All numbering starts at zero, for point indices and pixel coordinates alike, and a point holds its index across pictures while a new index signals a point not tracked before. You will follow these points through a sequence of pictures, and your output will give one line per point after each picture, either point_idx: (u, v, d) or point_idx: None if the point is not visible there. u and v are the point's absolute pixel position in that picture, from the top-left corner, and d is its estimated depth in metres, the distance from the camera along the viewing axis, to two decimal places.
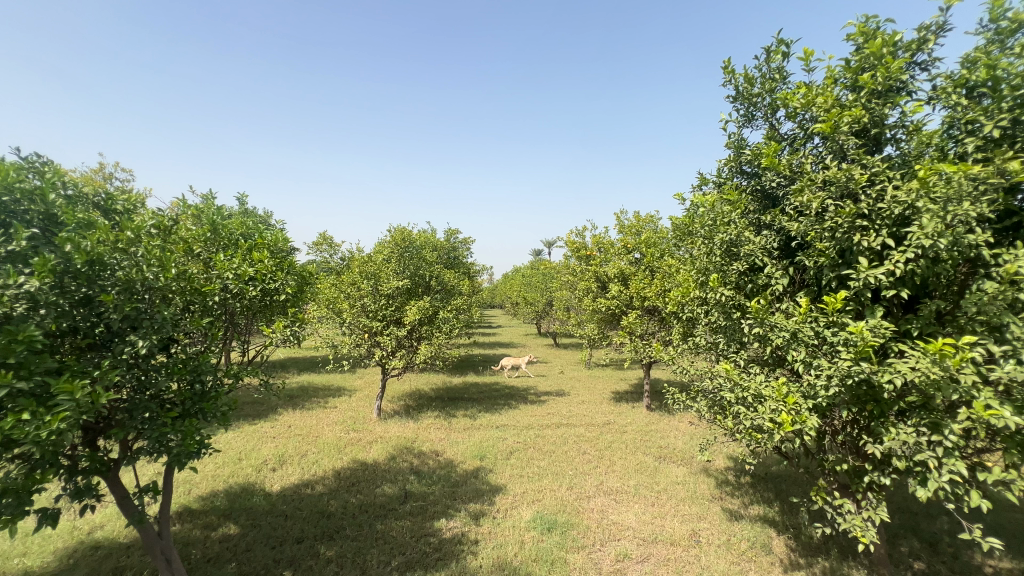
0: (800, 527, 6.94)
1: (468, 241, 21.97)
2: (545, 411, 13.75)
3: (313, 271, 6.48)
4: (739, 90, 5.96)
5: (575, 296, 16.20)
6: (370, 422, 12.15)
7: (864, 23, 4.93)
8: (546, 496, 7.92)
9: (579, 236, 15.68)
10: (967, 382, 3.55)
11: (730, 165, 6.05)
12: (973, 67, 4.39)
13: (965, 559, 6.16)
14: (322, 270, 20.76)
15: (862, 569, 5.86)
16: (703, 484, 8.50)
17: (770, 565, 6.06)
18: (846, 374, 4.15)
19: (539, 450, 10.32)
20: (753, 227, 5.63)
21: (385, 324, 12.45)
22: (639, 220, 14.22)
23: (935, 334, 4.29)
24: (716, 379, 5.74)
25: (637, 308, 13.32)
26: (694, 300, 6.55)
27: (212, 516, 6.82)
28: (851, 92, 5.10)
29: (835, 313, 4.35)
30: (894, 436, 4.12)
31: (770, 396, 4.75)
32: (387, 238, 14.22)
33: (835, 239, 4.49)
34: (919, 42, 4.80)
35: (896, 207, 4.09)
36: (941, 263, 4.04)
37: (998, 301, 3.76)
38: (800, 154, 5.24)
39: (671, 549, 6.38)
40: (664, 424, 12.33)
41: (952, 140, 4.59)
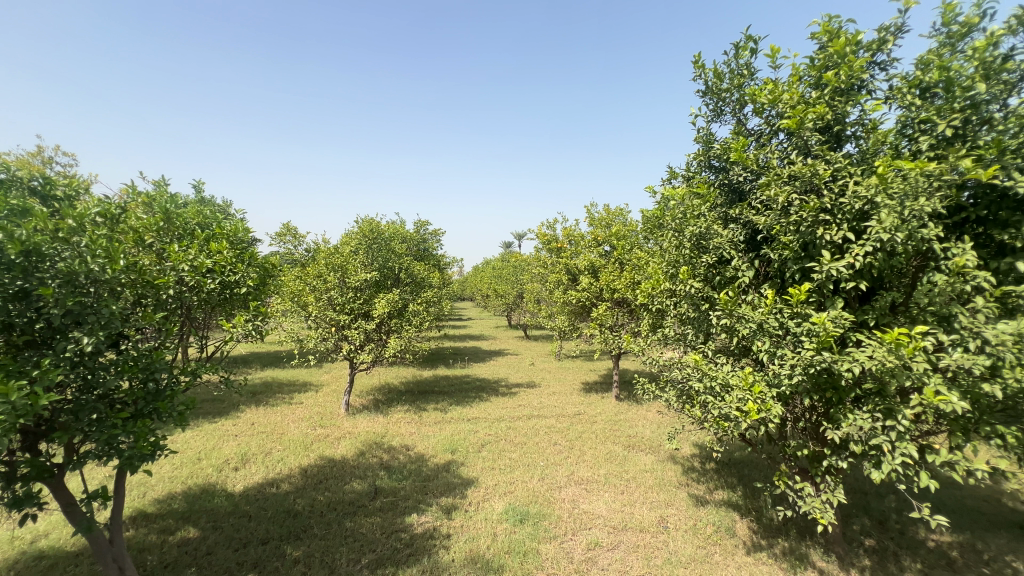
0: (761, 510, 7.26)
1: (438, 233, 21.83)
2: (515, 403, 13.80)
3: (276, 263, 6.23)
4: (708, 85, 6.08)
5: (545, 288, 16.29)
6: (338, 418, 11.89)
7: (827, 23, 5.10)
8: (517, 488, 7.98)
9: (550, 229, 15.74)
10: (918, 369, 3.77)
11: (699, 160, 6.18)
12: (926, 69, 4.62)
13: (911, 534, 6.61)
14: (286, 262, 20.15)
15: (819, 548, 6.18)
16: (670, 471, 8.76)
17: (733, 547, 6.31)
18: (808, 363, 4.33)
19: (511, 442, 10.36)
20: (720, 221, 5.79)
21: (353, 316, 12.19)
22: (609, 213, 14.40)
23: (889, 325, 4.54)
24: (684, 369, 5.88)
25: (607, 300, 13.51)
26: (664, 292, 6.69)
27: (170, 520, 6.53)
28: (814, 90, 5.28)
29: (799, 305, 4.52)
30: (851, 422, 4.34)
31: (737, 386, 4.90)
32: (355, 229, 13.88)
33: (799, 233, 4.66)
34: (879, 43, 5.01)
35: (857, 201, 4.27)
36: (896, 257, 4.25)
37: (947, 293, 4.00)
38: (766, 149, 5.41)
39: (640, 536, 6.55)
40: (632, 414, 12.59)
41: (906, 139, 4.83)
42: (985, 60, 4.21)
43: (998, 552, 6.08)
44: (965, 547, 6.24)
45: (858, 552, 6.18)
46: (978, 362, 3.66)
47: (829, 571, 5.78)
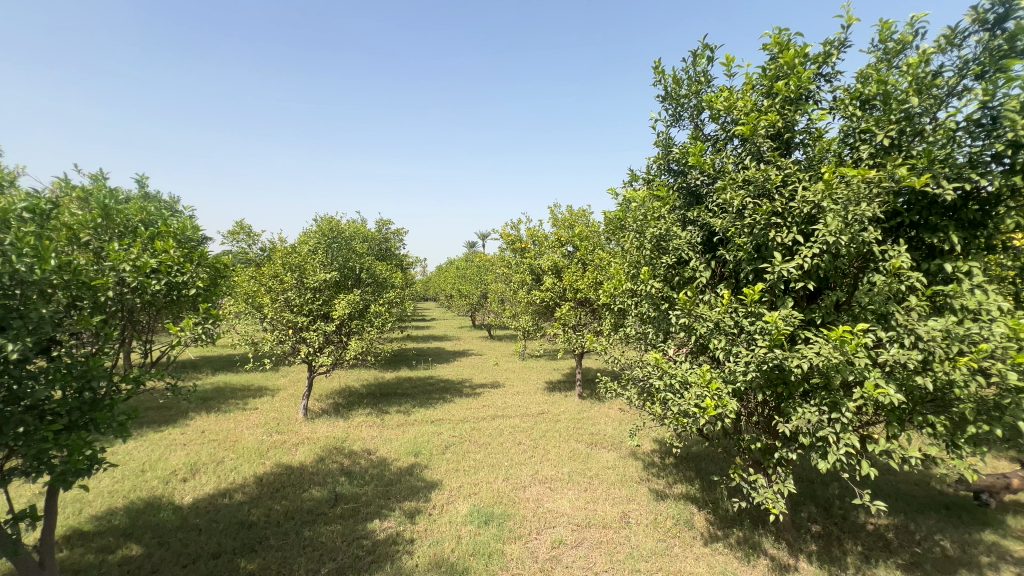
0: (718, 502, 7.54)
1: (400, 232, 21.52)
2: (480, 403, 13.77)
3: (229, 262, 5.90)
4: (667, 91, 6.27)
5: (509, 288, 16.33)
6: (296, 423, 11.48)
7: (778, 35, 5.36)
8: (482, 489, 7.96)
9: (513, 229, 15.80)
10: (861, 364, 4.01)
11: (658, 163, 6.36)
12: (866, 82, 4.93)
13: (853, 519, 7.05)
14: (239, 261, 19.29)
15: (770, 536, 6.49)
16: (632, 467, 8.97)
17: (692, 539, 6.52)
18: (761, 360, 4.53)
19: (475, 443, 10.32)
20: (680, 223, 5.98)
21: (312, 318, 11.81)
22: (572, 214, 14.61)
23: (834, 323, 4.82)
24: (645, 367, 6.03)
25: (570, 300, 13.68)
26: (625, 292, 6.84)
27: (110, 538, 6.10)
28: (767, 99, 5.54)
29: (753, 304, 4.72)
30: (801, 416, 4.57)
31: (695, 383, 5.06)
32: (313, 228, 13.46)
33: (753, 235, 4.88)
34: (825, 56, 5.31)
35: (806, 206, 4.51)
36: (841, 258, 4.51)
37: (885, 292, 4.29)
38: (722, 154, 5.63)
39: (603, 532, 6.67)
40: (595, 412, 12.81)
41: (848, 148, 5.15)
42: (918, 76, 4.53)
43: (928, 533, 6.58)
44: (900, 529, 6.72)
45: (806, 538, 6.53)
46: (911, 356, 3.95)
47: (780, 558, 6.08)
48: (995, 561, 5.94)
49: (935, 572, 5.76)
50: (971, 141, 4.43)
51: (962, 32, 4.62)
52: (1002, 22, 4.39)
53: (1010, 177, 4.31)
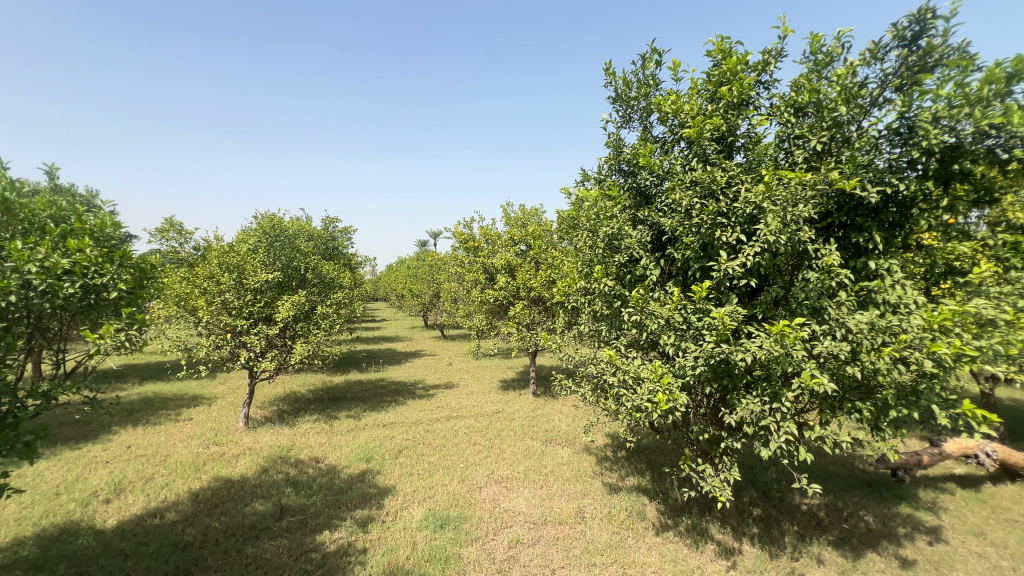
0: (667, 492, 7.84)
1: (348, 231, 20.85)
2: (433, 405, 13.57)
3: (156, 262, 5.46)
4: (618, 92, 6.43)
5: (462, 288, 16.19)
6: (236, 433, 10.82)
7: (721, 42, 5.63)
8: (437, 492, 7.85)
9: (466, 228, 15.70)
10: (798, 357, 4.29)
11: (610, 163, 6.50)
12: (799, 91, 5.28)
13: (789, 500, 7.55)
14: (170, 261, 17.95)
15: (716, 522, 6.83)
16: (585, 462, 9.16)
17: (644, 530, 6.74)
18: (709, 354, 4.74)
19: (429, 445, 10.15)
20: (630, 222, 6.15)
21: (253, 321, 11.17)
22: (524, 213, 14.72)
23: (773, 317, 5.12)
24: (599, 364, 6.16)
25: (524, 298, 13.77)
26: (578, 290, 6.96)
27: (16, 572, 5.47)
28: (711, 103, 5.80)
29: (700, 301, 4.94)
30: (745, 407, 4.83)
31: (648, 378, 5.22)
32: (253, 225, 12.76)
33: (700, 234, 5.10)
34: (764, 65, 5.63)
35: (748, 206, 4.75)
36: (779, 256, 4.80)
37: (819, 288, 4.61)
38: (670, 156, 5.86)
39: (559, 529, 6.75)
40: (549, 409, 12.95)
41: (784, 152, 5.49)
42: (846, 86, 4.89)
43: (853, 509, 7.17)
44: (830, 508, 7.27)
45: (748, 522, 6.92)
46: (842, 348, 4.27)
47: (726, 542, 6.41)
48: (910, 532, 6.56)
49: (860, 546, 6.28)
50: (890, 148, 4.85)
51: (884, 47, 5.03)
52: (917, 39, 4.82)
53: (922, 182, 4.76)
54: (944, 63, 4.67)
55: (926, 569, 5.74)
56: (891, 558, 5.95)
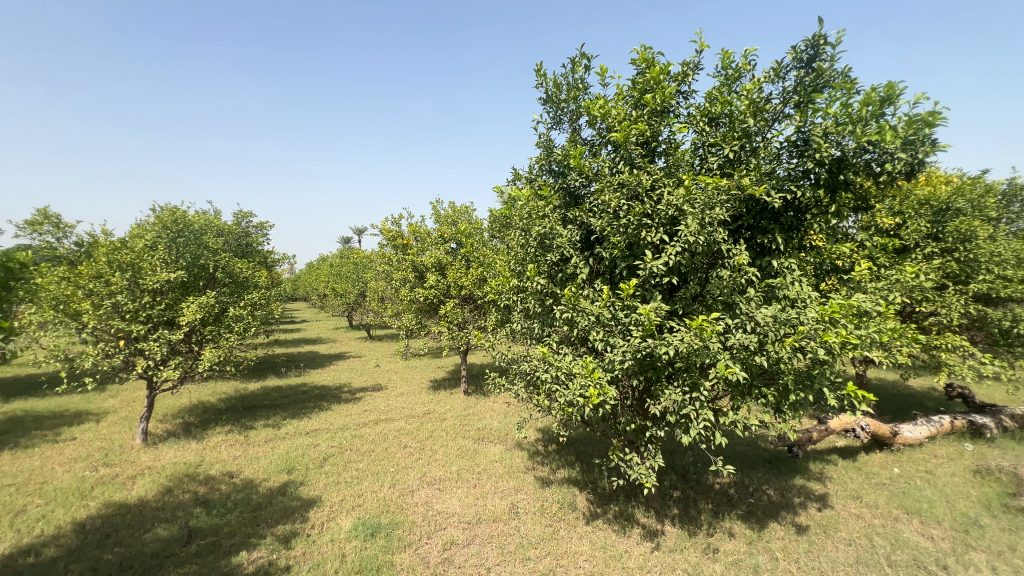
0: (596, 482, 8.16)
1: (263, 226, 19.42)
2: (360, 408, 13.04)
3: (26, 261, 4.71)
4: (549, 94, 6.57)
5: (390, 287, 15.69)
6: (131, 452, 9.66)
7: (644, 52, 5.94)
8: (366, 499, 7.56)
9: (394, 224, 15.23)
10: (714, 349, 4.64)
11: (540, 164, 6.63)
12: (713, 102, 5.71)
13: (704, 481, 8.19)
14: (44, 258, 15.64)
15: (641, 507, 7.23)
16: (517, 458, 9.29)
17: (575, 520, 6.97)
18: (636, 349, 4.99)
19: (357, 452, 9.73)
20: (561, 222, 6.32)
21: (152, 326, 10.03)
22: (454, 210, 14.59)
23: (691, 312, 5.51)
24: (532, 361, 6.26)
25: (455, 297, 13.62)
26: (511, 289, 7.03)
27: None
28: (635, 110, 6.11)
29: (627, 298, 5.18)
30: (668, 397, 5.15)
31: (579, 373, 5.39)
32: (151, 219, 11.45)
33: (626, 234, 5.35)
34: (683, 76, 6.02)
35: (670, 208, 5.07)
36: (697, 256, 5.16)
37: (731, 285, 5.03)
38: (598, 158, 6.09)
39: (493, 526, 6.78)
40: (481, 408, 12.95)
41: (700, 158, 5.92)
42: (753, 100, 5.37)
43: (758, 485, 7.94)
44: (738, 485, 7.98)
45: (669, 504, 7.40)
46: (751, 339, 4.69)
47: (650, 525, 6.80)
48: (804, 501, 7.39)
49: (764, 517, 6.96)
50: (789, 159, 5.41)
51: (784, 67, 5.59)
52: (811, 62, 5.40)
53: (815, 190, 5.37)
54: (831, 85, 5.29)
55: (817, 532, 6.49)
56: (789, 526, 6.66)
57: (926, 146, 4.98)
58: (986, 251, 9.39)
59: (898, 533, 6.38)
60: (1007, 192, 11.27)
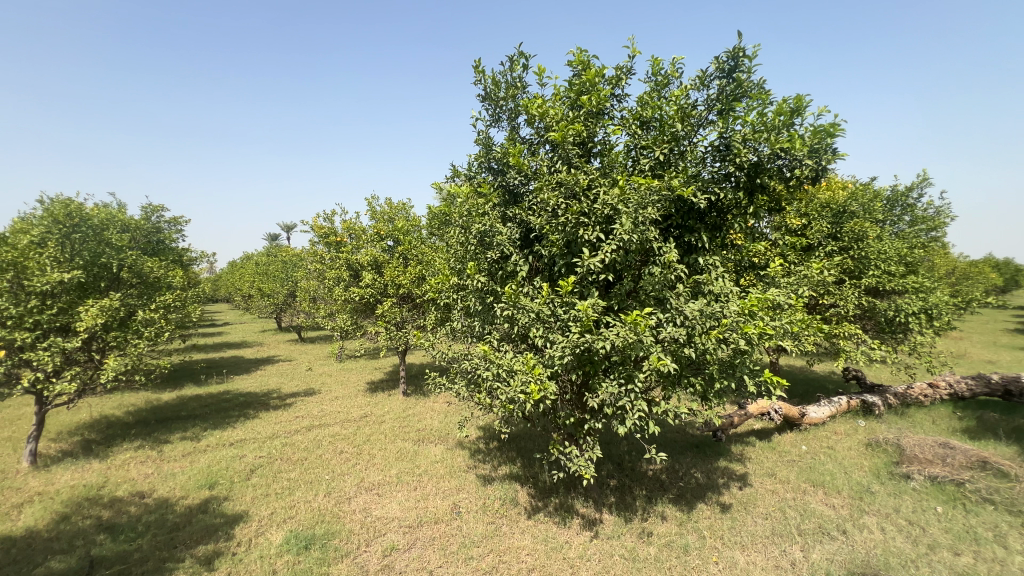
0: (537, 476, 8.30)
1: (177, 221, 17.82)
2: (292, 415, 12.35)
3: None
4: (487, 91, 6.56)
5: (323, 286, 14.98)
6: (17, 477, 8.50)
7: (580, 55, 6.09)
8: (299, 510, 7.18)
9: (326, 221, 14.57)
10: (648, 342, 4.87)
11: (479, 161, 6.62)
12: (645, 106, 5.97)
13: (639, 468, 8.59)
14: None
15: (580, 498, 7.45)
16: (459, 457, 9.24)
17: (517, 515, 7.05)
18: (574, 344, 5.12)
19: (288, 461, 9.21)
20: (500, 220, 6.34)
21: (41, 333, 8.89)
22: (391, 207, 14.21)
23: (625, 307, 5.75)
24: (473, 360, 6.24)
25: (392, 296, 13.24)
26: (451, 287, 6.97)
27: None
28: (572, 110, 6.26)
29: (566, 295, 5.31)
30: (605, 390, 5.35)
31: (520, 370, 5.45)
32: (39, 212, 10.11)
33: (565, 232, 5.48)
34: (617, 79, 6.25)
35: (605, 207, 5.25)
36: (631, 253, 5.39)
37: (661, 281, 5.31)
38: (537, 157, 6.18)
39: (435, 528, 6.70)
40: (421, 408, 12.73)
41: (633, 159, 6.18)
42: (680, 107, 5.69)
43: (687, 469, 8.45)
44: (669, 470, 8.46)
45: (607, 492, 7.69)
46: (680, 332, 4.98)
47: (589, 514, 7.04)
48: (727, 481, 7.97)
49: (692, 499, 7.43)
50: (713, 162, 5.78)
51: (709, 76, 5.96)
52: (732, 73, 5.80)
53: (736, 192, 5.78)
54: (749, 95, 5.71)
55: (738, 509, 7.04)
56: (715, 506, 7.16)
57: (829, 154, 5.52)
58: (874, 249, 10.62)
59: (806, 505, 7.06)
60: (891, 197, 12.81)
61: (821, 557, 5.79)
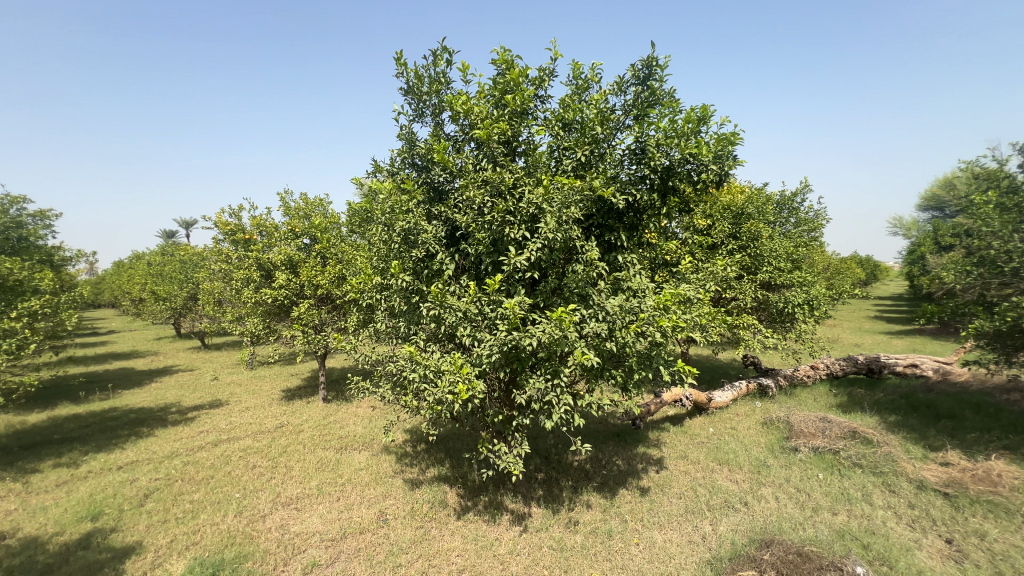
0: (466, 476, 8.26)
1: (45, 215, 15.47)
2: (195, 430, 11.21)
3: None
4: (410, 85, 6.40)
5: (230, 287, 13.78)
6: None
7: (503, 54, 6.15)
8: (205, 535, 6.54)
9: (233, 216, 13.43)
10: (573, 338, 5.03)
11: (402, 156, 6.45)
12: (567, 108, 6.15)
13: (565, 460, 8.86)
14: None
15: (510, 494, 7.54)
16: (385, 462, 8.95)
17: (447, 517, 6.97)
18: (502, 342, 5.15)
19: (191, 481, 8.36)
20: (425, 217, 6.21)
21: None
22: (306, 203, 13.42)
23: (550, 304, 5.89)
24: (398, 361, 6.07)
25: (309, 297, 12.47)
26: (374, 287, 6.72)
27: None
28: (496, 109, 6.29)
29: (493, 294, 5.32)
30: (533, 386, 5.45)
31: (448, 371, 5.38)
32: None
33: (491, 231, 5.49)
34: (540, 81, 6.38)
35: (530, 206, 5.33)
36: (555, 252, 5.53)
37: (584, 278, 5.52)
38: (462, 155, 6.13)
39: (360, 538, 6.43)
40: (343, 414, 12.14)
41: (556, 159, 6.34)
42: (600, 110, 5.94)
43: (609, 457, 8.87)
44: (593, 460, 8.82)
45: (535, 486, 7.86)
46: (602, 327, 5.21)
47: (518, 509, 7.14)
48: (645, 466, 8.48)
49: (615, 486, 7.82)
50: (630, 165, 6.11)
51: (625, 82, 6.28)
52: (646, 80, 6.15)
53: (651, 193, 6.15)
54: (661, 103, 6.11)
55: (656, 492, 7.52)
56: (635, 491, 7.58)
57: (730, 161, 6.06)
58: (766, 248, 11.86)
59: (714, 482, 7.72)
60: (780, 201, 14.33)
61: (727, 529, 6.35)
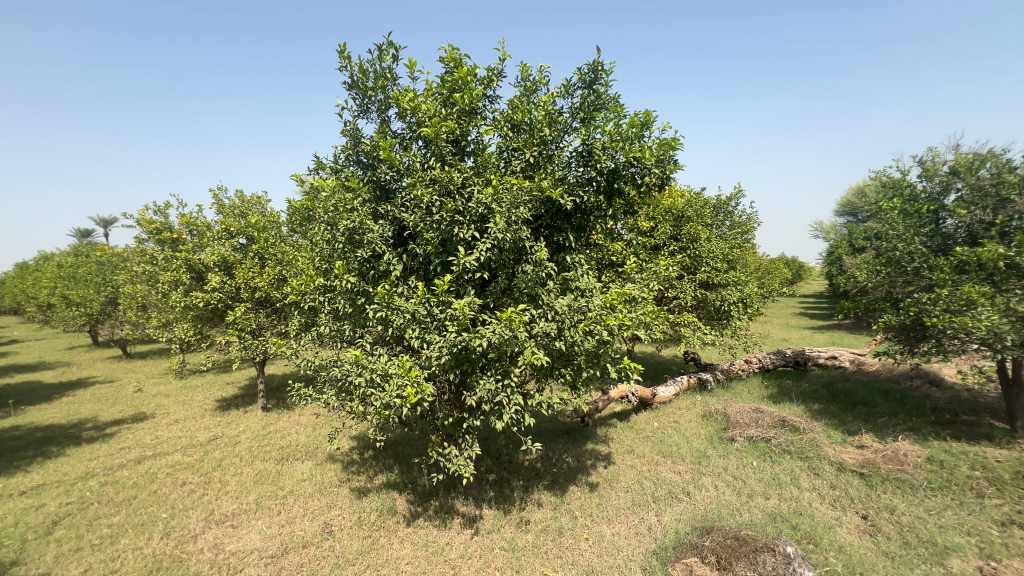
0: (415, 481, 8.10)
1: None
2: (114, 447, 10.26)
3: None
4: (354, 80, 6.21)
5: (155, 291, 12.73)
6: None
7: (451, 52, 6.09)
8: (127, 561, 6.00)
9: (158, 213, 12.42)
10: (522, 338, 5.06)
11: (347, 153, 6.25)
12: (515, 109, 6.19)
13: (515, 459, 8.90)
14: None
15: (460, 497, 7.47)
16: (330, 471, 8.60)
17: (396, 525, 6.80)
18: (452, 343, 5.10)
19: (110, 503, 7.64)
20: (371, 216, 6.03)
21: None
22: (242, 200, 12.64)
23: (500, 304, 5.90)
24: (343, 366, 5.85)
25: (246, 300, 11.76)
26: (317, 288, 6.44)
27: None
28: (444, 107, 6.23)
29: (442, 294, 5.25)
30: (483, 387, 5.43)
31: (396, 374, 5.24)
32: None
33: (440, 230, 5.41)
34: (488, 81, 6.38)
35: (480, 206, 5.31)
36: (505, 252, 5.55)
37: (533, 278, 5.57)
38: (410, 153, 6.02)
39: (303, 553, 6.14)
40: (284, 423, 11.55)
41: (505, 160, 6.36)
42: (548, 113, 6.02)
43: (559, 455, 9.01)
44: (543, 458, 8.92)
45: (486, 487, 7.84)
46: (551, 326, 5.29)
47: (469, 512, 7.09)
48: (594, 462, 8.69)
49: (565, 483, 7.95)
50: (577, 167, 6.25)
51: (572, 86, 6.41)
52: (593, 84, 6.31)
53: (597, 195, 6.31)
54: (606, 107, 6.29)
55: (604, 486, 7.72)
56: (584, 487, 7.75)
57: (671, 165, 6.35)
58: (704, 249, 12.51)
59: (658, 474, 8.03)
60: (716, 205, 15.16)
61: (671, 518, 6.63)
